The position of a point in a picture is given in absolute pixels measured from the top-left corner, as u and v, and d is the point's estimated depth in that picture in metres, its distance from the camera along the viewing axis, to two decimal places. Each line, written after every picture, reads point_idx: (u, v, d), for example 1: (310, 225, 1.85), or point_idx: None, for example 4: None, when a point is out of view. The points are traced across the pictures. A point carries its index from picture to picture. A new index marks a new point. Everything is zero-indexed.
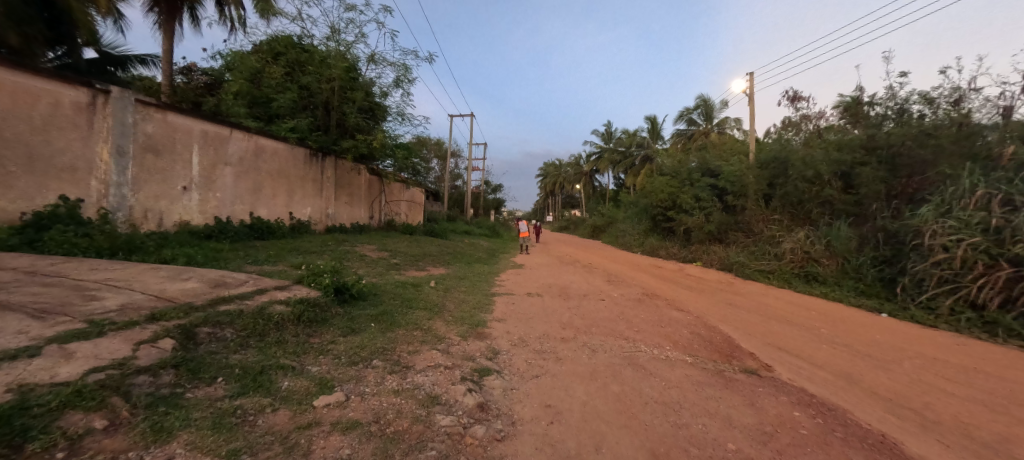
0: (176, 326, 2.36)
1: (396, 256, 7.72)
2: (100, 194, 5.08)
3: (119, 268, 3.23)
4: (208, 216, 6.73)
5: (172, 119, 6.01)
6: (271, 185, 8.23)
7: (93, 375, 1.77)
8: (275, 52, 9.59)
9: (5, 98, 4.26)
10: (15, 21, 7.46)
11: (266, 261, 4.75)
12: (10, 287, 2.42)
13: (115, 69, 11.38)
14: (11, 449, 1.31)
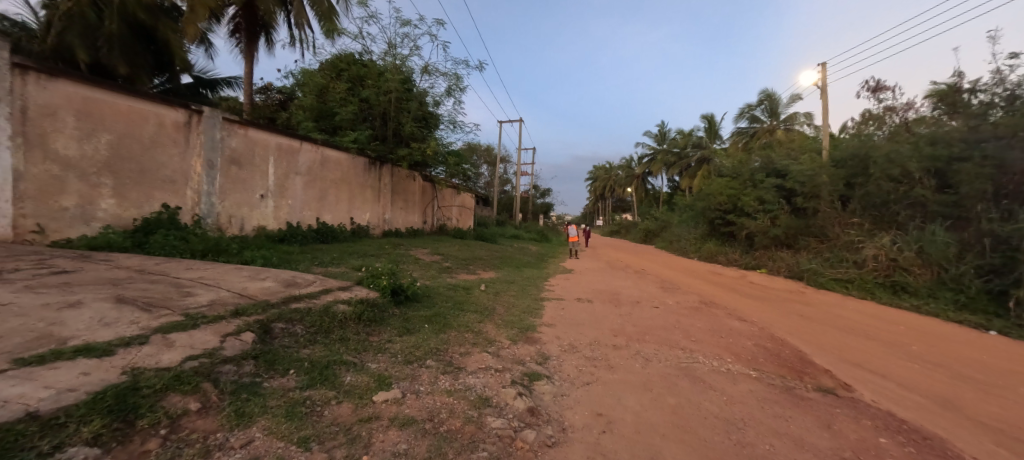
0: (255, 322, 2.59)
1: (447, 259, 7.96)
2: (194, 202, 5.76)
3: (210, 267, 3.64)
4: (281, 221, 7.38)
5: (252, 134, 6.68)
6: (335, 192, 8.86)
7: (188, 362, 2.02)
8: (337, 69, 10.33)
9: (123, 120, 4.94)
10: (126, 54, 8.93)
11: (330, 263, 5.10)
12: (125, 283, 2.81)
13: (206, 91, 12.92)
14: (126, 423, 1.60)
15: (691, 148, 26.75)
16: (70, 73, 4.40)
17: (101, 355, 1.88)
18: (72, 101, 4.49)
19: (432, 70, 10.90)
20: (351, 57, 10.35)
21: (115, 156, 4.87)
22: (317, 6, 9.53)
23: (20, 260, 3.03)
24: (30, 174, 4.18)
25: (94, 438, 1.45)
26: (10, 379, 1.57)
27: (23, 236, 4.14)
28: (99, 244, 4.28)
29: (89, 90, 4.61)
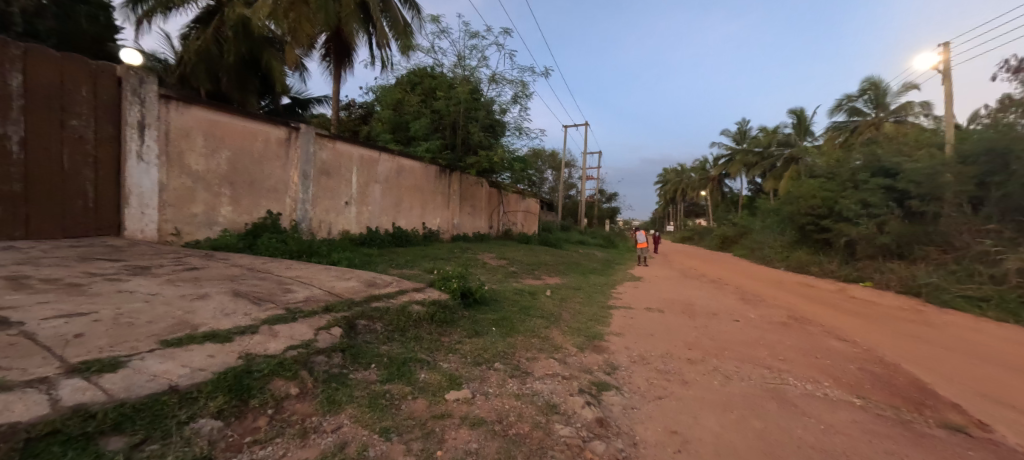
0: (342, 318, 2.78)
1: (513, 264, 8.09)
2: (292, 209, 6.51)
3: (305, 267, 4.07)
4: (362, 226, 8.05)
5: (339, 146, 7.40)
6: (409, 199, 9.46)
7: (289, 351, 2.26)
8: (412, 83, 11.02)
9: (239, 139, 5.70)
10: (238, 80, 10.85)
11: (405, 266, 5.44)
12: (240, 279, 3.24)
13: (301, 109, 14.46)
14: (242, 402, 1.88)
15: (773, 146, 24.25)
16: (199, 100, 5.13)
17: (223, 341, 2.17)
18: (201, 124, 5.24)
19: (499, 80, 11.20)
20: (424, 71, 11.00)
21: (233, 170, 5.65)
22: (395, 28, 10.31)
23: (165, 257, 3.65)
24: (171, 186, 4.96)
25: (218, 412, 1.75)
26: (159, 357, 1.88)
27: (165, 238, 4.89)
28: (219, 245, 4.95)
29: (213, 113, 5.33)
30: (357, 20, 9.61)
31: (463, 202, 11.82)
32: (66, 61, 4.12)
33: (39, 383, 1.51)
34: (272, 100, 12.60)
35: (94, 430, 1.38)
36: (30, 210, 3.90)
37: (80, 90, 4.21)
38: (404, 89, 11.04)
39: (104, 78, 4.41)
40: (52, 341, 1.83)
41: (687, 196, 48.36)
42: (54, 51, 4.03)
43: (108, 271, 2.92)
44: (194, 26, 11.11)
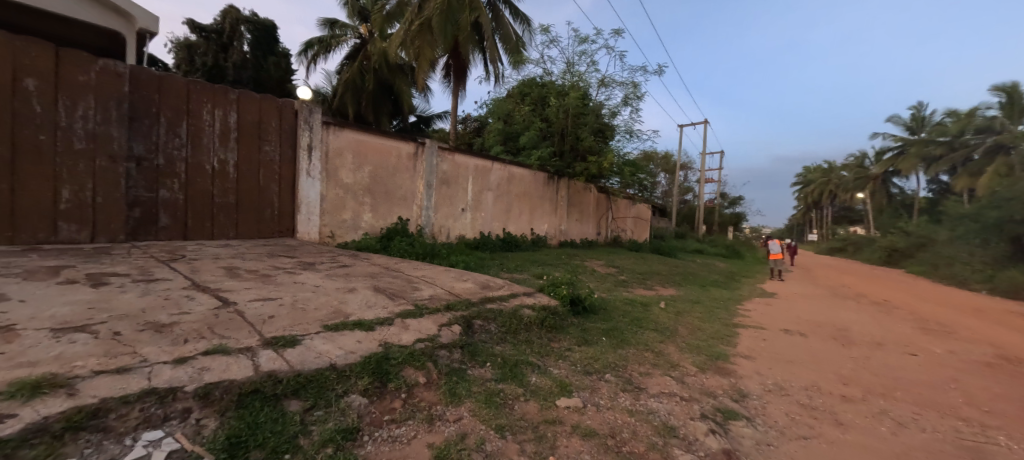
0: (460, 316, 2.96)
1: (623, 272, 7.83)
2: (418, 214, 7.33)
3: (429, 268, 4.54)
4: (476, 231, 8.67)
5: (457, 158, 8.08)
6: (518, 205, 9.84)
7: (418, 344, 2.49)
8: (523, 93, 11.38)
9: (378, 155, 6.62)
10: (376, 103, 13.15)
11: (515, 270, 5.68)
12: (379, 276, 3.74)
13: (425, 126, 16.37)
14: (381, 383, 2.15)
15: (969, 134, 19.39)
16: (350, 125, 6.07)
17: (367, 330, 2.50)
18: (351, 143, 6.18)
19: (610, 83, 10.90)
20: (534, 82, 11.29)
21: (373, 182, 6.56)
22: (506, 44, 10.88)
23: (325, 255, 4.43)
24: (328, 196, 5.94)
25: (364, 391, 2.05)
26: (322, 338, 2.26)
27: (323, 239, 5.86)
28: (364, 247, 5.78)
29: (360, 134, 6.26)
30: (472, 41, 10.39)
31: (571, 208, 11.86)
32: (263, 100, 5.11)
33: (247, 350, 1.99)
34: (402, 119, 14.78)
35: (279, 392, 1.81)
36: (240, 217, 4.88)
37: (271, 122, 5.17)
38: (515, 100, 11.42)
39: (286, 113, 5.37)
40: (254, 318, 2.34)
41: (836, 197, 40.42)
42: (256, 94, 5.03)
43: (288, 265, 3.66)
44: (346, 63, 13.47)
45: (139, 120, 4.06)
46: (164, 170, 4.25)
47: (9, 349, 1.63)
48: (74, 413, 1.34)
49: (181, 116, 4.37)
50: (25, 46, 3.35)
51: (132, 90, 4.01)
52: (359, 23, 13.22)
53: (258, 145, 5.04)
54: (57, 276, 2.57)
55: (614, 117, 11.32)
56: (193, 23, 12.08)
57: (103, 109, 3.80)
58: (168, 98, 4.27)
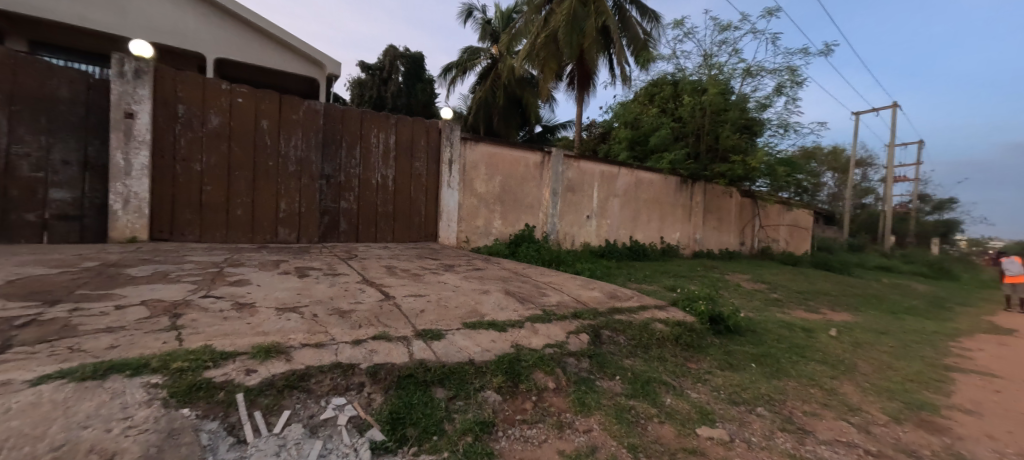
0: (588, 325, 2.90)
1: (776, 290, 6.72)
2: (543, 221, 7.47)
3: (555, 274, 4.63)
4: (602, 238, 8.45)
5: (582, 166, 8.00)
6: (647, 211, 9.25)
7: (548, 349, 2.51)
8: (651, 94, 10.55)
9: (508, 165, 6.97)
10: (506, 119, 14.51)
11: (643, 281, 5.40)
12: (509, 280, 3.95)
13: (550, 135, 17.11)
14: (513, 383, 2.22)
15: None
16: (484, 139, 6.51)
17: (500, 330, 2.62)
18: (484, 156, 6.61)
19: (758, 71, 9.48)
20: (665, 80, 10.40)
21: (503, 191, 6.89)
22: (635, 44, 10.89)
23: (462, 259, 4.90)
24: (464, 205, 6.42)
25: (498, 388, 2.14)
26: (462, 335, 2.45)
27: (460, 243, 6.37)
28: (494, 252, 6.06)
29: (493, 147, 6.67)
30: (597, 46, 10.29)
31: (708, 215, 10.66)
32: (415, 122, 5.75)
33: (403, 339, 2.28)
34: (529, 130, 15.77)
35: (428, 379, 2.01)
36: (396, 224, 5.60)
37: (421, 141, 5.81)
38: (643, 102, 10.66)
39: (433, 132, 5.95)
40: (409, 311, 2.69)
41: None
42: (410, 117, 5.71)
43: (432, 266, 4.15)
44: (479, 82, 14.90)
45: (328, 146, 5.04)
46: (344, 185, 5.17)
47: (253, 320, 2.20)
48: (289, 376, 1.77)
49: (356, 140, 5.24)
50: (263, 99, 4.62)
51: (324, 122, 5.01)
52: (490, 44, 14.56)
53: (410, 162, 5.71)
54: (278, 267, 3.39)
55: (764, 109, 9.56)
56: (364, 62, 14.91)
57: (306, 140, 4.90)
58: (347, 127, 5.17)
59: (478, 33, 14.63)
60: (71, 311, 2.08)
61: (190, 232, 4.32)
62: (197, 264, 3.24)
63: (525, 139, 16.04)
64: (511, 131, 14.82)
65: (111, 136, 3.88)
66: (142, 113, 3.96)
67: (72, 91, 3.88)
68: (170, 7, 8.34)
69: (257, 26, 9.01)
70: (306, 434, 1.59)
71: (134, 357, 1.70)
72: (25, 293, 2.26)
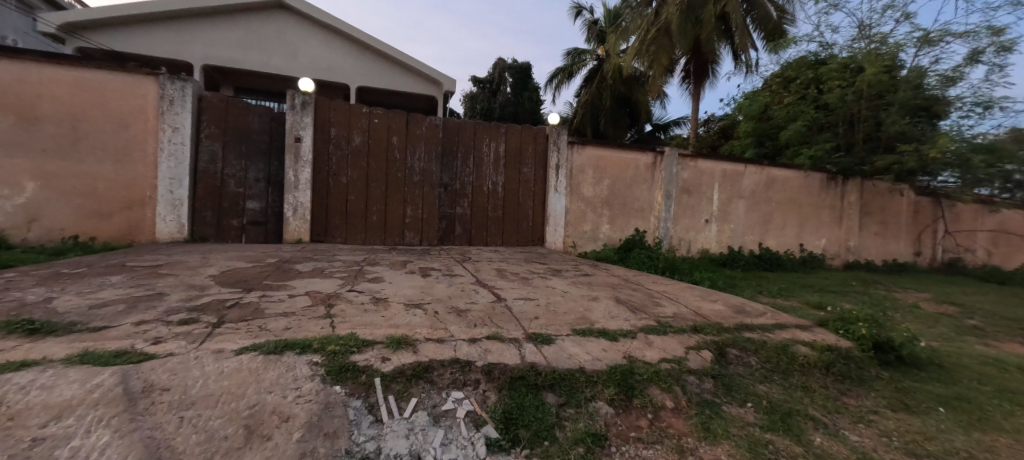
0: (711, 342, 2.61)
1: (975, 315, 5.17)
2: (655, 226, 6.64)
3: (669, 283, 4.33)
4: (723, 245, 7.16)
5: (701, 164, 6.88)
6: (782, 215, 7.57)
7: (664, 364, 2.29)
8: (786, 80, 8.74)
9: (617, 167, 6.38)
10: (614, 120, 14.12)
11: (777, 295, 4.68)
12: (619, 288, 3.80)
13: (661, 134, 16.22)
14: (625, 398, 2.03)
15: None
16: (591, 141, 6.15)
17: (611, 339, 2.50)
18: (591, 160, 6.22)
19: (941, 36, 7.52)
20: (805, 61, 8.40)
21: (612, 194, 6.35)
22: (764, 26, 10.00)
23: (569, 264, 4.89)
24: (571, 209, 6.14)
25: (610, 401, 1.98)
26: (573, 341, 2.41)
27: (567, 248, 6.13)
28: (603, 257, 5.82)
29: (601, 149, 6.24)
30: (717, 34, 9.62)
31: (868, 218, 8.40)
32: (523, 129, 5.96)
33: (515, 341, 2.32)
34: (638, 130, 15.23)
35: (539, 383, 1.96)
36: (505, 228, 5.85)
37: (529, 147, 5.96)
38: (775, 92, 8.95)
39: (540, 138, 6.07)
40: (520, 314, 2.76)
41: None
42: (518, 125, 5.93)
43: (540, 270, 4.23)
44: (584, 85, 15.00)
45: (446, 157, 5.55)
46: (459, 192, 5.62)
47: (386, 313, 2.48)
48: (416, 367, 1.91)
49: (470, 150, 5.65)
50: (394, 118, 5.30)
51: (443, 136, 5.53)
52: (596, 46, 14.61)
53: (519, 168, 5.90)
54: (406, 267, 3.81)
55: (955, 82, 6.96)
56: (475, 76, 16.10)
57: (428, 152, 5.46)
58: (462, 138, 5.62)
59: (586, 35, 14.79)
60: (260, 296, 2.63)
61: (339, 235, 5.13)
62: (343, 261, 3.83)
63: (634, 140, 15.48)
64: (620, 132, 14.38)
65: (287, 157, 4.83)
66: (306, 137, 4.84)
67: (261, 122, 4.90)
68: (325, 49, 10.18)
69: (387, 54, 10.38)
70: (431, 421, 1.67)
71: (301, 338, 2.05)
72: (234, 281, 2.94)
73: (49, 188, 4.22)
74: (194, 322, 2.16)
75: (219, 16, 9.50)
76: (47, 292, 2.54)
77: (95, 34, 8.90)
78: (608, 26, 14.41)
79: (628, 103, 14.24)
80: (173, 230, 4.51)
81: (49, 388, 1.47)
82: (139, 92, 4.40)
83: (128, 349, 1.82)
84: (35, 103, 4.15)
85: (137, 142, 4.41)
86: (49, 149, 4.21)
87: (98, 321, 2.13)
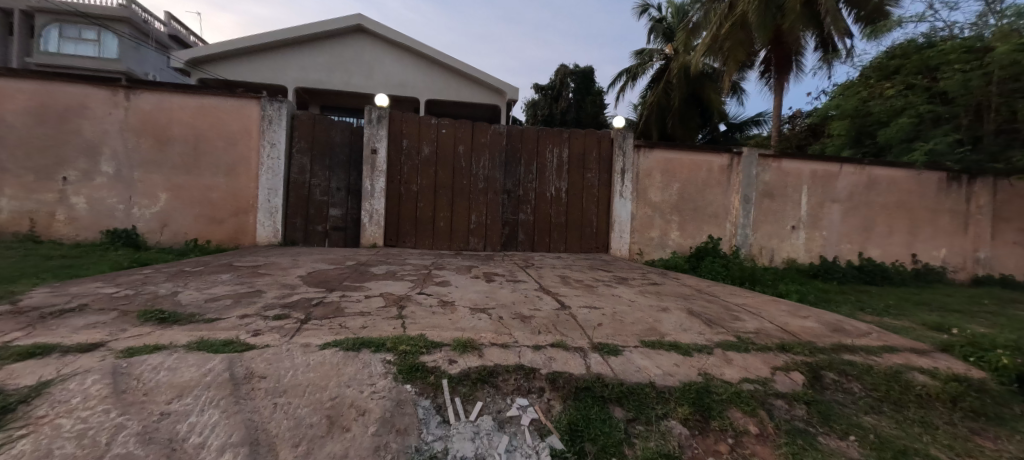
0: (803, 363, 2.33)
1: None
2: (732, 233, 6.16)
3: (749, 296, 3.97)
4: (813, 255, 6.41)
5: (786, 165, 6.27)
6: (888, 220, 6.61)
7: (746, 385, 2.05)
8: (888, 69, 7.77)
9: (688, 170, 6.02)
10: (683, 122, 13.46)
11: (883, 313, 4.06)
12: (691, 299, 3.56)
13: (735, 134, 15.17)
14: (702, 419, 1.81)
15: None
16: (659, 144, 5.89)
17: (684, 354, 2.33)
18: (660, 163, 5.96)
19: None
20: (913, 45, 7.49)
21: (682, 199, 6.02)
22: (861, 8, 9.10)
23: (636, 272, 4.70)
24: (637, 215, 5.91)
25: (684, 420, 1.78)
26: (641, 353, 2.28)
27: (633, 256, 5.89)
28: (672, 266, 5.50)
29: (669, 152, 5.95)
30: (802, 21, 8.78)
31: (1002, 224, 7.04)
32: (587, 134, 5.90)
33: (580, 350, 2.26)
34: (710, 130, 14.57)
35: (606, 395, 1.85)
36: (568, 234, 5.80)
37: (592, 152, 5.87)
38: (873, 83, 7.94)
39: (603, 142, 5.95)
40: (584, 323, 2.69)
41: None
42: (581, 130, 5.88)
43: (605, 278, 4.11)
44: (650, 86, 14.55)
45: (510, 164, 5.66)
46: (522, 198, 5.68)
47: (453, 316, 2.56)
48: (481, 370, 1.91)
49: (533, 157, 5.71)
50: (460, 128, 5.53)
51: (507, 143, 5.66)
52: (663, 44, 14.05)
53: (583, 173, 5.84)
54: (470, 271, 3.91)
55: None
56: (536, 84, 16.26)
57: (492, 160, 5.61)
58: (526, 145, 5.70)
59: (651, 33, 14.31)
60: (340, 296, 2.85)
61: (409, 240, 5.43)
62: (413, 265, 4.03)
63: (705, 140, 14.90)
64: (689, 134, 13.66)
65: (365, 168, 5.23)
66: (381, 148, 5.22)
67: (343, 136, 5.37)
68: (398, 67, 10.97)
69: (452, 68, 10.92)
70: (495, 426, 1.64)
71: (376, 337, 2.18)
72: (318, 281, 3.22)
73: (177, 198, 4.99)
74: (286, 318, 2.39)
75: (308, 43, 10.64)
76: (174, 286, 2.98)
77: (210, 65, 10.32)
78: (676, 22, 13.81)
79: (698, 102, 13.53)
80: (270, 235, 5.07)
81: (173, 370, 1.71)
82: (245, 114, 5.03)
83: (234, 339, 2.06)
84: (169, 127, 4.94)
85: (242, 157, 5.04)
86: (178, 166, 4.98)
87: (211, 313, 2.45)
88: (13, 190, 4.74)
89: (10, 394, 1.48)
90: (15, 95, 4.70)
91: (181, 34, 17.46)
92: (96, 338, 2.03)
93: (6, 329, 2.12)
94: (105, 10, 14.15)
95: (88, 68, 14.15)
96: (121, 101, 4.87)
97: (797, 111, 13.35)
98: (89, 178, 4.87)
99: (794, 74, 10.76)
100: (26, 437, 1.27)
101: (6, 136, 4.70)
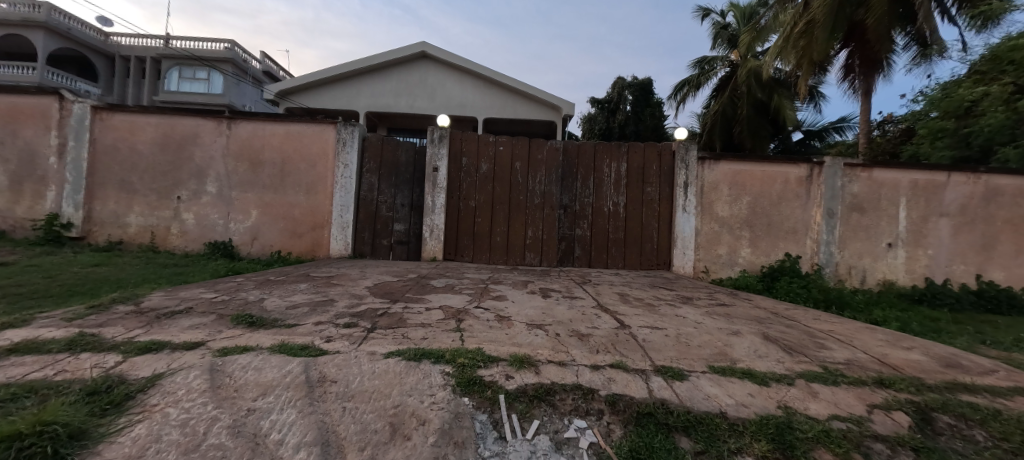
0: (907, 402, 2.00)
1: None
2: (813, 251, 5.58)
3: (838, 322, 3.54)
4: (916, 277, 5.61)
5: (878, 175, 5.62)
6: (1015, 236, 5.60)
7: (837, 423, 1.77)
8: (1006, 62, 7.09)
9: (759, 182, 5.60)
10: (754, 130, 12.50)
11: (1011, 347, 3.44)
12: (767, 323, 3.27)
13: (814, 142, 13.83)
14: (782, 455, 1.57)
15: None
16: (726, 156, 5.55)
17: (761, 383, 2.12)
18: (727, 175, 5.61)
19: None
20: None
21: (753, 214, 5.59)
22: None
23: (702, 291, 4.43)
24: (703, 231, 5.58)
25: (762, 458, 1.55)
26: (709, 380, 2.11)
27: (698, 274, 5.55)
28: (743, 285, 5.10)
29: (738, 164, 5.60)
30: (887, 20, 7.91)
31: None
32: (646, 147, 5.72)
33: (642, 372, 2.15)
34: (783, 139, 13.63)
35: (670, 423, 1.69)
36: (628, 251, 5.62)
37: (653, 166, 5.68)
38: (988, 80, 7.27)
39: (665, 156, 5.72)
40: (645, 343, 2.59)
41: None
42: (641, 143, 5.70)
43: (668, 297, 3.91)
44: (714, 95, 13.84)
45: (566, 179, 5.66)
46: (579, 213, 5.64)
47: (510, 332, 2.58)
48: (538, 388, 1.88)
49: (590, 172, 5.66)
50: (518, 145, 5.65)
51: (564, 159, 5.67)
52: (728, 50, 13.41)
53: (642, 187, 5.66)
54: (527, 287, 3.92)
55: None
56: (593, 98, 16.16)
57: (549, 175, 5.64)
58: (582, 160, 5.68)
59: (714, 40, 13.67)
60: (403, 308, 2.99)
61: (467, 253, 5.58)
62: (471, 279, 4.15)
63: (778, 151, 13.92)
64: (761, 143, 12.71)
65: (426, 185, 5.51)
66: (442, 167, 5.48)
67: (407, 156, 5.73)
68: (459, 88, 11.53)
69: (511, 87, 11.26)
70: (552, 448, 1.57)
71: (436, 348, 2.24)
72: (383, 292, 3.42)
73: (266, 214, 5.58)
74: (354, 326, 2.55)
75: (378, 70, 11.55)
76: (261, 294, 3.31)
77: (294, 95, 11.51)
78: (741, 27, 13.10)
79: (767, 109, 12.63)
80: (342, 247, 5.48)
81: (259, 370, 1.88)
82: (323, 137, 5.53)
83: (310, 344, 2.23)
84: (261, 152, 5.58)
85: (320, 176, 5.53)
86: (267, 185, 5.59)
87: (292, 319, 2.69)
88: (139, 207, 5.60)
89: (132, 384, 1.71)
90: (144, 128, 5.59)
91: (273, 69, 19.80)
92: (197, 338, 2.30)
93: (131, 327, 2.48)
94: (214, 52, 16.49)
95: (198, 102, 16.47)
96: (224, 130, 5.60)
97: (889, 115, 11.96)
98: (197, 197, 5.61)
99: (885, 74, 9.70)
100: (142, 422, 1.46)
101: (136, 163, 5.59)
